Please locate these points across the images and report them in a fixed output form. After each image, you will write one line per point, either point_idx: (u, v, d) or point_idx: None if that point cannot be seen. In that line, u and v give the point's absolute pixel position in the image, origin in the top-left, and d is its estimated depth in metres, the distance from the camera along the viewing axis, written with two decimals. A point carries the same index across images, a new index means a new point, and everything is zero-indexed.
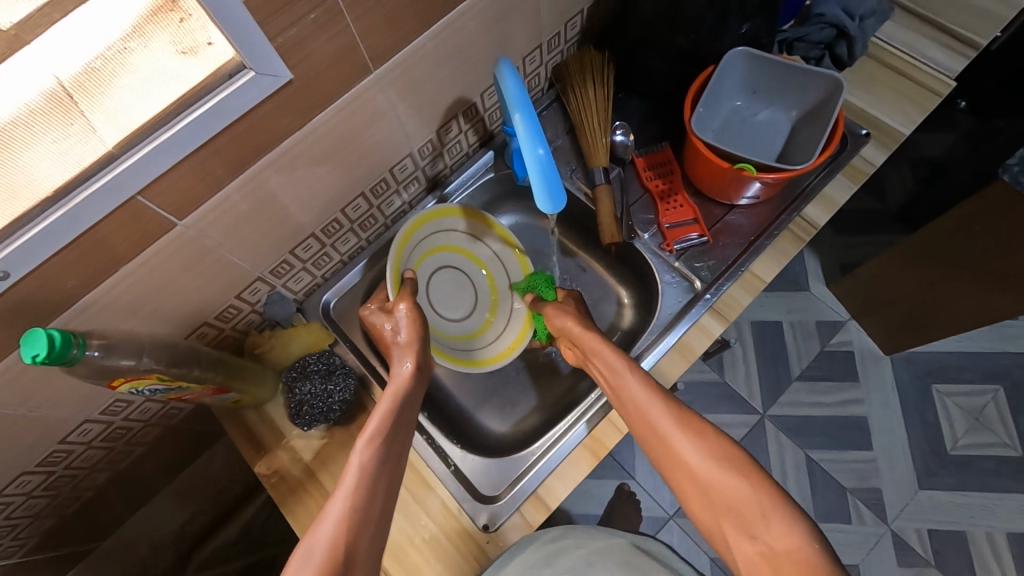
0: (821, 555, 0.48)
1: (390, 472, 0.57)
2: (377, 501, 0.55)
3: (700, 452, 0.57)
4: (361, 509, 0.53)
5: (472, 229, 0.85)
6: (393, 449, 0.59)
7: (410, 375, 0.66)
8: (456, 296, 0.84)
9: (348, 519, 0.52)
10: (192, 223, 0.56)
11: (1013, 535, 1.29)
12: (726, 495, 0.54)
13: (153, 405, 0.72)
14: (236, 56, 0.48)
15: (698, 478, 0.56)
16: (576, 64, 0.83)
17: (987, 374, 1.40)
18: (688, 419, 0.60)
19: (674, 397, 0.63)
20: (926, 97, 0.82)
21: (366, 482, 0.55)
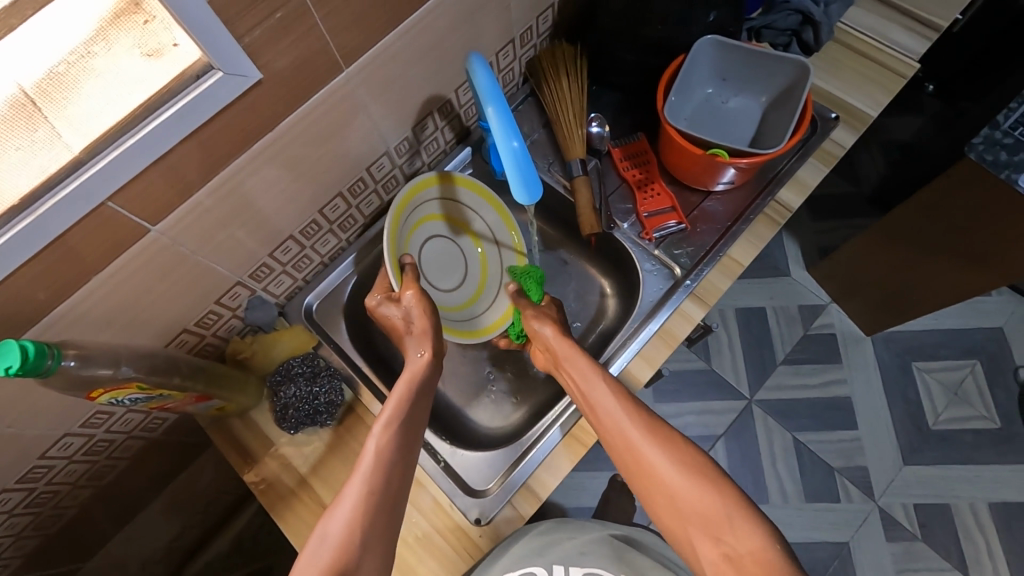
0: (781, 559, 0.49)
1: (406, 457, 0.59)
2: (394, 482, 0.56)
3: (669, 461, 0.58)
4: (378, 489, 0.55)
5: (457, 198, 0.82)
6: (409, 436, 0.61)
7: (427, 363, 0.67)
8: (449, 266, 0.84)
9: (367, 497, 0.54)
10: (165, 229, 0.56)
11: (995, 504, 1.32)
12: (694, 501, 0.55)
13: (136, 416, 0.71)
14: (202, 57, 0.48)
15: (667, 485, 0.57)
16: (549, 57, 0.83)
17: (964, 350, 1.44)
18: (657, 427, 0.61)
19: (643, 404, 0.64)
20: (891, 79, 0.84)
21: (384, 464, 0.57)
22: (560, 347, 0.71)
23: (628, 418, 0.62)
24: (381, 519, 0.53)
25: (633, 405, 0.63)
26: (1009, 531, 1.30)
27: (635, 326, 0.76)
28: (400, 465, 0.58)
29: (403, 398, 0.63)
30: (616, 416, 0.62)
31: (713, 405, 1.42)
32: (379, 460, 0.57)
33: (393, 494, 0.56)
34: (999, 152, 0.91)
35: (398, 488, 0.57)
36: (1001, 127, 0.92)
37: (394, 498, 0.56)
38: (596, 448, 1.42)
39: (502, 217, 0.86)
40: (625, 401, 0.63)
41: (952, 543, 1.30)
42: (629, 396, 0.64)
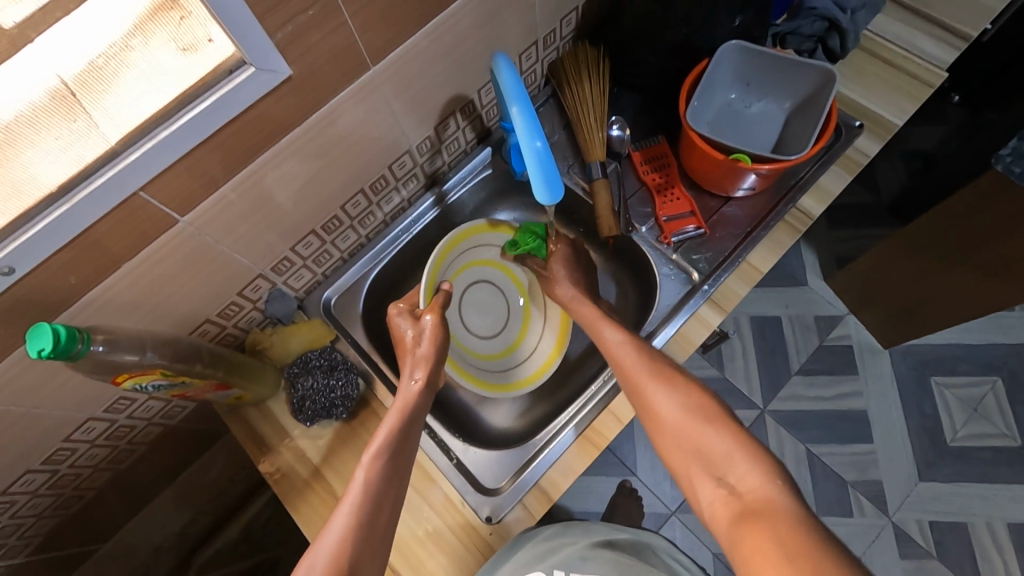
0: (786, 493, 0.49)
1: (395, 487, 0.59)
2: (382, 515, 0.57)
3: (675, 402, 0.59)
4: (365, 519, 0.55)
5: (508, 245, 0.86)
6: (399, 464, 0.61)
7: (418, 392, 0.67)
8: (489, 314, 0.87)
9: (352, 528, 0.54)
10: (192, 220, 0.57)
11: (1013, 524, 1.29)
12: (696, 438, 0.56)
13: (157, 403, 0.72)
14: (236, 52, 0.49)
15: (671, 424, 0.58)
16: (571, 60, 0.84)
17: (984, 366, 1.41)
18: (665, 372, 0.62)
19: (655, 352, 0.66)
20: (918, 88, 0.83)
21: (374, 494, 0.57)
22: (584, 311, 0.74)
23: (640, 362, 0.64)
24: (367, 550, 0.54)
25: (644, 351, 0.66)
26: None
27: (648, 332, 0.76)
28: (388, 494, 0.58)
29: (395, 423, 0.64)
30: (626, 362, 0.65)
31: None
32: (367, 492, 0.57)
33: (377, 525, 0.56)
34: None
35: (386, 521, 0.57)
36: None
37: (381, 530, 0.56)
38: (604, 452, 1.42)
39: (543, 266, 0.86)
40: (637, 348, 0.66)
41: (967, 562, 1.27)
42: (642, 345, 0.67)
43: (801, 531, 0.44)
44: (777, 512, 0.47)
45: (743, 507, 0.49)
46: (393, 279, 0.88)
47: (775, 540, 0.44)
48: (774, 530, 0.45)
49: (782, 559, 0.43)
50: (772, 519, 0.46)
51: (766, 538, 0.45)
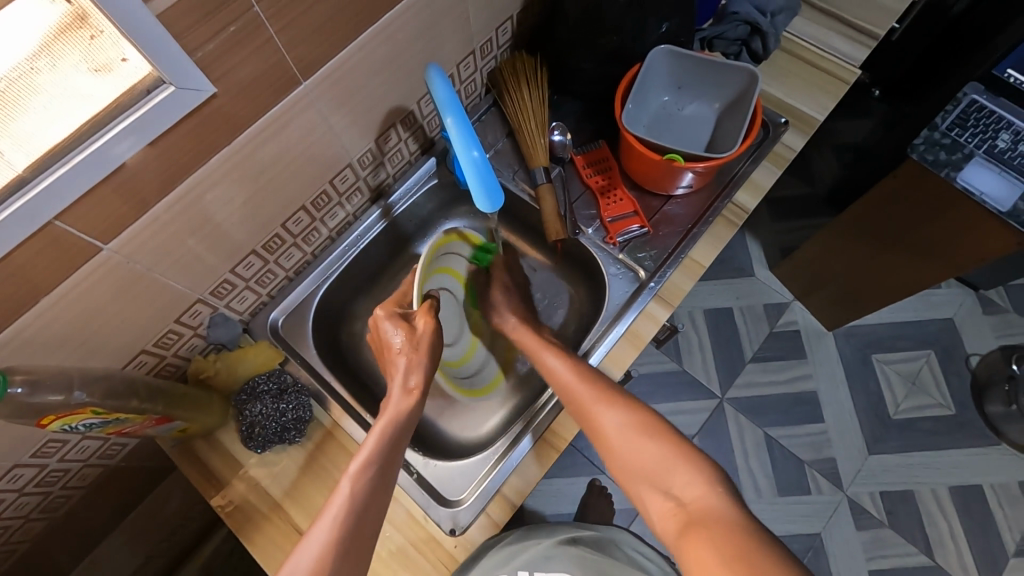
0: (724, 501, 0.50)
1: (383, 484, 0.58)
2: (370, 520, 0.55)
3: (616, 420, 0.61)
4: (348, 524, 0.54)
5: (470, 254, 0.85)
6: (390, 464, 0.60)
7: (409, 403, 0.65)
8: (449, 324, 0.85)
9: (336, 533, 0.53)
10: (118, 248, 0.54)
11: (954, 488, 1.38)
12: (641, 457, 0.57)
13: (93, 442, 0.68)
14: (153, 72, 0.47)
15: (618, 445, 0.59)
16: (509, 69, 0.85)
17: (919, 341, 1.50)
18: (608, 391, 0.64)
19: (595, 372, 0.67)
20: (835, 84, 0.88)
21: (360, 494, 0.56)
22: (527, 340, 0.74)
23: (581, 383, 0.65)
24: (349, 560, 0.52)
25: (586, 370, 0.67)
26: (969, 514, 1.35)
27: (608, 329, 0.77)
28: (376, 494, 0.57)
29: (383, 430, 0.62)
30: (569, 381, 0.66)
31: (686, 406, 1.45)
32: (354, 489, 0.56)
33: (363, 530, 0.55)
34: (938, 152, 1.01)
35: (373, 518, 0.56)
36: (939, 129, 1.02)
37: (365, 528, 0.55)
38: (573, 454, 1.43)
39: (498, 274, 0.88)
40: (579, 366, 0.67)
41: (916, 528, 1.35)
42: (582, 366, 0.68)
43: (733, 529, 0.46)
44: (718, 522, 0.48)
45: (686, 515, 0.50)
46: (344, 296, 0.86)
47: (711, 540, 0.46)
48: (710, 530, 0.47)
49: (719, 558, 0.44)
50: (711, 526, 0.48)
51: (704, 539, 0.47)
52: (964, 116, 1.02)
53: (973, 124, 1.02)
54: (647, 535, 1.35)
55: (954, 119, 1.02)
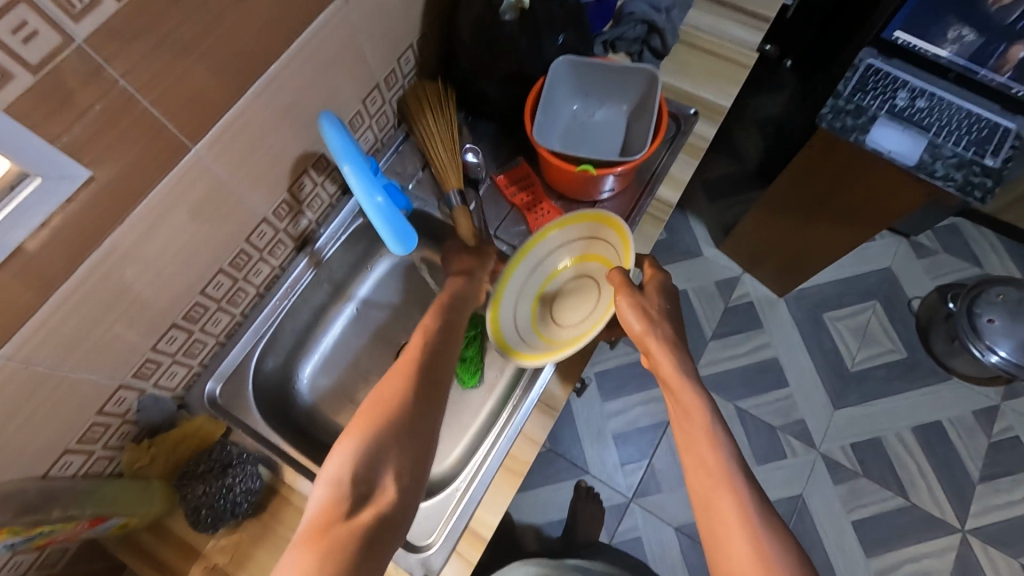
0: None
1: (448, 342, 0.68)
2: (444, 371, 0.65)
3: (755, 553, 0.51)
4: (419, 371, 0.63)
5: (588, 230, 0.76)
6: (450, 331, 0.69)
7: (460, 281, 0.74)
8: (576, 304, 0.76)
9: (407, 376, 0.63)
10: (14, 352, 0.51)
11: (917, 429, 1.44)
12: None
13: (26, 557, 0.63)
14: (15, 167, 0.44)
15: None
16: (412, 100, 0.84)
17: (863, 294, 1.56)
18: (765, 526, 0.52)
19: (762, 497, 0.55)
20: (736, 71, 0.91)
21: (429, 345, 0.66)
22: (683, 398, 0.62)
23: (731, 495, 0.54)
24: (422, 399, 0.61)
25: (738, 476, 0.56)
26: (933, 451, 1.42)
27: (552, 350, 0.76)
28: (441, 343, 0.67)
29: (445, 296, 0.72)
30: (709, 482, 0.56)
31: (656, 393, 1.46)
32: (424, 349, 0.66)
33: (438, 372, 0.64)
34: (845, 119, 1.06)
35: (443, 368, 0.65)
36: (843, 97, 1.07)
37: (439, 373, 0.64)
38: (556, 459, 1.43)
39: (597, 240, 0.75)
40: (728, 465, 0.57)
41: (888, 472, 1.40)
42: (748, 479, 0.56)
43: None
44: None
45: None
46: (285, 350, 0.84)
47: None
48: None
49: None
50: None
51: None
52: (863, 81, 1.08)
53: (872, 87, 1.07)
54: (638, 527, 1.36)
55: (855, 85, 1.07)
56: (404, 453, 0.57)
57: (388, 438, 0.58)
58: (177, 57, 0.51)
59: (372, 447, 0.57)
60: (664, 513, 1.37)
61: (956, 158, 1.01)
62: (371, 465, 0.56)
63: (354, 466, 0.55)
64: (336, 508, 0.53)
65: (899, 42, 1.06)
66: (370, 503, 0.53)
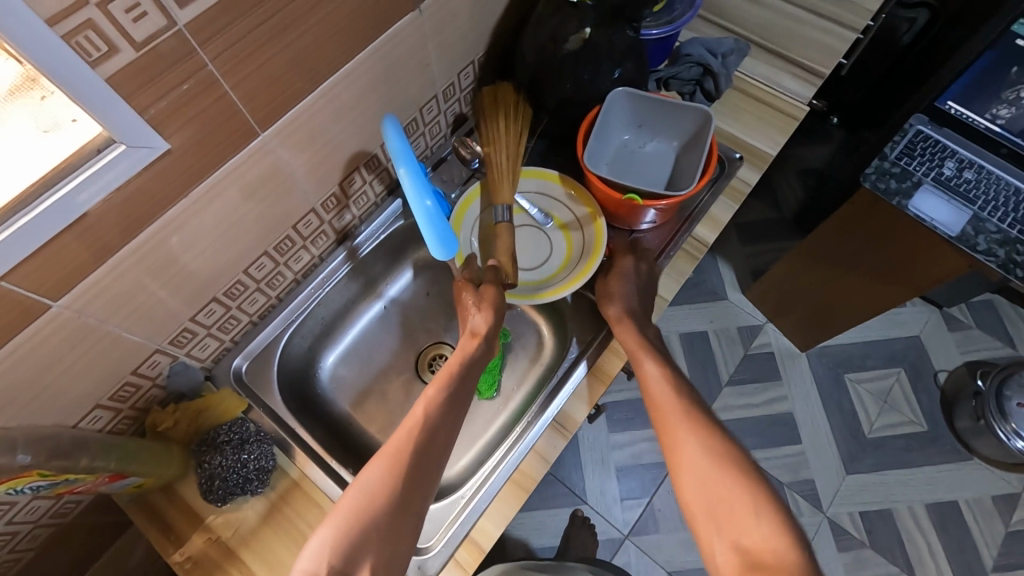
0: (800, 556, 0.51)
1: (448, 421, 0.65)
2: (433, 463, 0.61)
3: (693, 434, 0.61)
4: (411, 454, 0.60)
5: (575, 204, 0.84)
6: (450, 416, 0.65)
7: (473, 347, 0.72)
8: (526, 250, 0.84)
9: (397, 458, 0.60)
10: (69, 304, 0.54)
11: (930, 505, 1.39)
12: (718, 478, 0.57)
13: (43, 502, 0.65)
14: (103, 132, 0.48)
15: (698, 461, 0.59)
16: (490, 96, 0.83)
17: (888, 359, 1.53)
18: (696, 413, 0.63)
19: (690, 392, 0.66)
20: (786, 121, 0.93)
21: (428, 426, 0.63)
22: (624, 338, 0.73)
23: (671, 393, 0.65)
24: (411, 489, 0.58)
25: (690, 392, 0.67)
26: (946, 531, 1.37)
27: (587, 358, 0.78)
28: (441, 421, 0.64)
29: (450, 372, 0.69)
30: (664, 399, 0.65)
31: None
32: (418, 430, 0.62)
33: (429, 460, 0.61)
34: (889, 181, 1.06)
35: (439, 454, 0.62)
36: (888, 159, 1.07)
37: (430, 462, 0.61)
38: (555, 484, 1.41)
39: (578, 216, 0.84)
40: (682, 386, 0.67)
41: (896, 547, 1.35)
42: (676, 380, 0.67)
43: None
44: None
45: (753, 562, 0.51)
46: (311, 337, 0.86)
47: None
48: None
49: None
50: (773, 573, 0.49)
51: None
52: (912, 146, 1.08)
53: (920, 153, 1.07)
54: (630, 565, 1.33)
55: (902, 148, 1.07)
56: (383, 550, 0.54)
57: (372, 524, 0.55)
58: (258, 51, 0.54)
59: (357, 533, 0.54)
60: (658, 554, 1.34)
61: (1000, 235, 1.01)
62: (353, 547, 0.53)
63: (336, 543, 0.53)
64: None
65: (949, 111, 1.05)
66: None
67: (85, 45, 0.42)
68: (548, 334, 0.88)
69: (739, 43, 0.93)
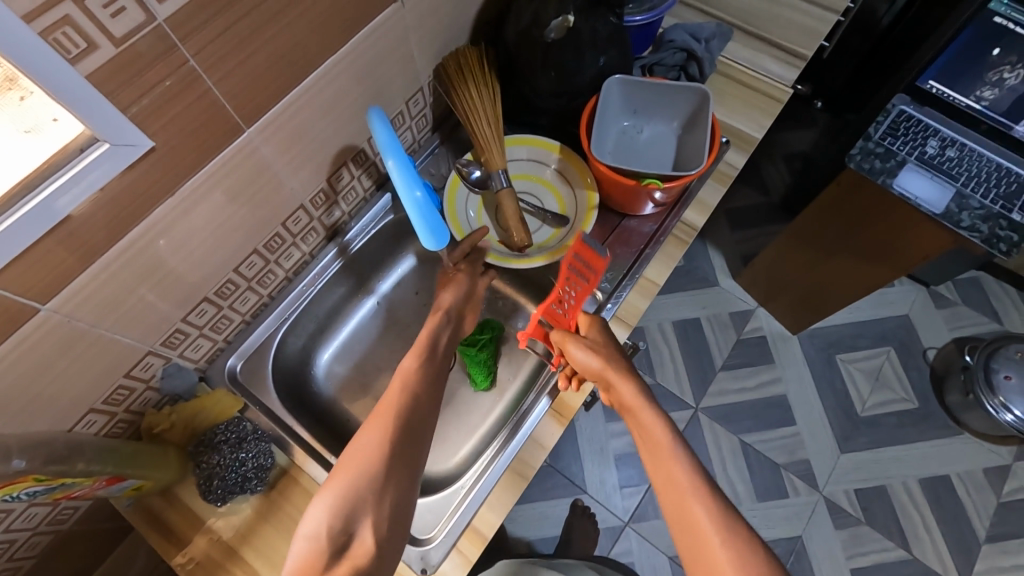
0: None
1: (428, 394, 0.67)
2: (417, 437, 0.64)
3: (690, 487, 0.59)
4: (399, 427, 0.63)
5: (563, 166, 0.85)
6: (428, 387, 0.68)
7: (438, 318, 0.74)
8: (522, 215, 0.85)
9: (388, 429, 0.62)
10: (57, 307, 0.53)
11: (924, 480, 1.41)
12: (715, 540, 0.55)
13: (41, 509, 0.65)
14: (86, 130, 0.47)
15: (693, 520, 0.57)
16: (454, 65, 0.80)
17: (878, 338, 1.55)
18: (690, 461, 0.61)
19: (683, 440, 0.63)
20: (770, 104, 0.93)
21: (409, 391, 0.66)
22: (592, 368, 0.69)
23: (667, 444, 0.62)
24: (398, 456, 0.61)
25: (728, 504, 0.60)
26: (939, 504, 1.39)
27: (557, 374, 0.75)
28: (423, 386, 0.68)
29: (421, 343, 0.72)
30: (662, 449, 0.62)
31: None
32: (406, 401, 0.65)
33: (414, 429, 0.64)
34: (874, 161, 1.07)
35: (422, 424, 0.65)
36: (873, 138, 1.08)
37: (416, 434, 0.64)
38: (555, 475, 1.42)
39: (569, 177, 0.85)
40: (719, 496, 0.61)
41: (892, 522, 1.38)
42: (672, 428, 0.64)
43: None
44: None
45: None
46: (305, 335, 0.86)
47: None
48: None
49: None
50: None
51: None
52: (895, 126, 1.08)
53: (903, 133, 1.08)
54: (632, 552, 1.35)
55: (886, 128, 1.08)
56: (382, 506, 0.58)
57: (366, 492, 0.58)
58: (240, 46, 0.54)
59: (351, 501, 0.57)
60: (658, 539, 1.35)
61: (983, 211, 1.02)
62: (347, 514, 0.57)
63: (331, 514, 0.57)
64: (318, 556, 0.54)
65: (931, 91, 1.05)
66: (349, 553, 0.55)
67: (63, 41, 0.41)
68: None
69: (721, 28, 0.93)
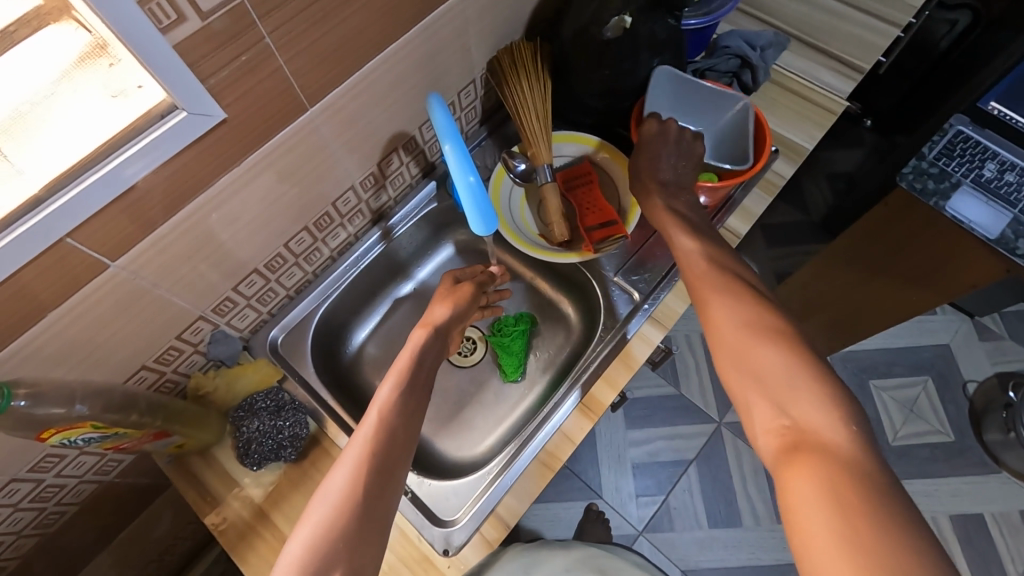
0: (852, 441, 0.45)
1: (406, 422, 0.61)
2: (394, 469, 0.57)
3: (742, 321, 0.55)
4: (376, 457, 0.56)
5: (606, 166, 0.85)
6: (408, 415, 0.61)
7: (424, 335, 0.69)
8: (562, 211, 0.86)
9: (362, 461, 0.56)
10: (124, 265, 0.56)
11: (955, 517, 1.36)
12: (763, 359, 0.51)
13: (90, 457, 0.68)
14: (167, 98, 0.50)
15: (734, 346, 0.53)
16: (509, 58, 0.81)
17: (914, 367, 1.50)
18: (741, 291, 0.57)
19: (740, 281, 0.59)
20: (823, 115, 0.93)
21: (387, 426, 0.59)
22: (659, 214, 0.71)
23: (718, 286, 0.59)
24: (371, 497, 0.54)
25: (805, 369, 0.50)
26: (970, 543, 1.34)
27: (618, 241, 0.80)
28: (400, 422, 0.60)
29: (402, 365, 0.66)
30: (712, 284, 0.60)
31: (684, 430, 1.44)
32: (381, 426, 0.59)
33: (390, 463, 0.57)
34: (927, 181, 1.04)
35: (399, 459, 0.58)
36: (927, 158, 1.06)
37: (390, 467, 0.57)
38: (571, 478, 1.42)
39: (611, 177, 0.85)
40: (795, 363, 0.50)
41: None
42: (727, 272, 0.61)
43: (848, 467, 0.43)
44: (836, 456, 0.44)
45: (796, 440, 0.46)
46: (342, 315, 0.88)
47: (827, 471, 0.43)
48: (827, 463, 0.44)
49: (831, 484, 0.42)
50: (824, 457, 0.44)
51: (820, 469, 0.43)
52: (952, 146, 1.06)
53: (960, 154, 1.05)
54: None
55: (942, 148, 1.05)
56: (355, 557, 0.51)
57: (340, 542, 0.51)
58: (313, 27, 0.56)
59: (323, 549, 0.50)
60: (671, 552, 1.34)
61: None
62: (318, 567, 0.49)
63: (305, 553, 0.50)
64: None
65: (993, 112, 1.01)
66: None
67: (158, 11, 0.44)
68: (575, 318, 0.89)
69: (778, 37, 0.92)
